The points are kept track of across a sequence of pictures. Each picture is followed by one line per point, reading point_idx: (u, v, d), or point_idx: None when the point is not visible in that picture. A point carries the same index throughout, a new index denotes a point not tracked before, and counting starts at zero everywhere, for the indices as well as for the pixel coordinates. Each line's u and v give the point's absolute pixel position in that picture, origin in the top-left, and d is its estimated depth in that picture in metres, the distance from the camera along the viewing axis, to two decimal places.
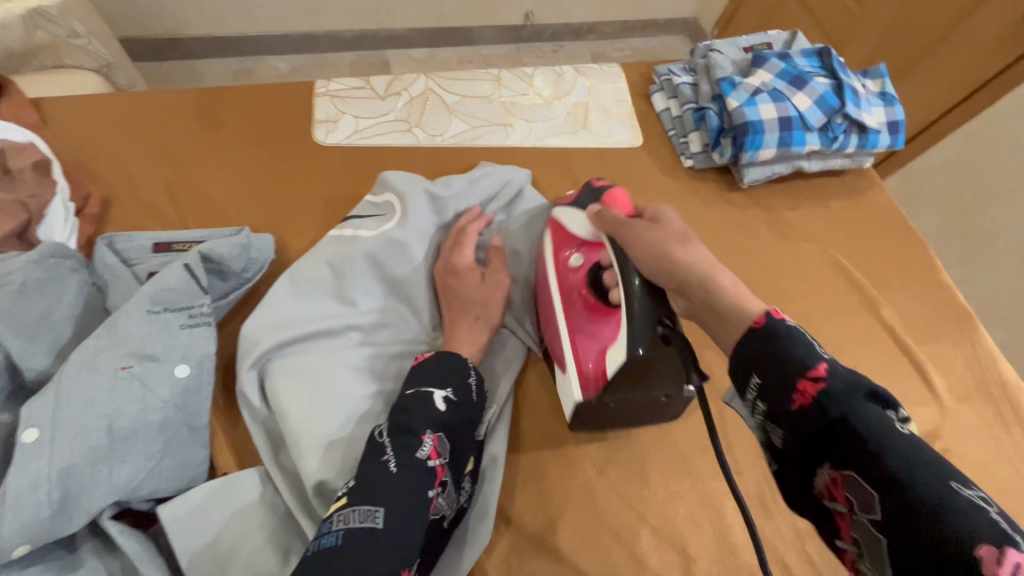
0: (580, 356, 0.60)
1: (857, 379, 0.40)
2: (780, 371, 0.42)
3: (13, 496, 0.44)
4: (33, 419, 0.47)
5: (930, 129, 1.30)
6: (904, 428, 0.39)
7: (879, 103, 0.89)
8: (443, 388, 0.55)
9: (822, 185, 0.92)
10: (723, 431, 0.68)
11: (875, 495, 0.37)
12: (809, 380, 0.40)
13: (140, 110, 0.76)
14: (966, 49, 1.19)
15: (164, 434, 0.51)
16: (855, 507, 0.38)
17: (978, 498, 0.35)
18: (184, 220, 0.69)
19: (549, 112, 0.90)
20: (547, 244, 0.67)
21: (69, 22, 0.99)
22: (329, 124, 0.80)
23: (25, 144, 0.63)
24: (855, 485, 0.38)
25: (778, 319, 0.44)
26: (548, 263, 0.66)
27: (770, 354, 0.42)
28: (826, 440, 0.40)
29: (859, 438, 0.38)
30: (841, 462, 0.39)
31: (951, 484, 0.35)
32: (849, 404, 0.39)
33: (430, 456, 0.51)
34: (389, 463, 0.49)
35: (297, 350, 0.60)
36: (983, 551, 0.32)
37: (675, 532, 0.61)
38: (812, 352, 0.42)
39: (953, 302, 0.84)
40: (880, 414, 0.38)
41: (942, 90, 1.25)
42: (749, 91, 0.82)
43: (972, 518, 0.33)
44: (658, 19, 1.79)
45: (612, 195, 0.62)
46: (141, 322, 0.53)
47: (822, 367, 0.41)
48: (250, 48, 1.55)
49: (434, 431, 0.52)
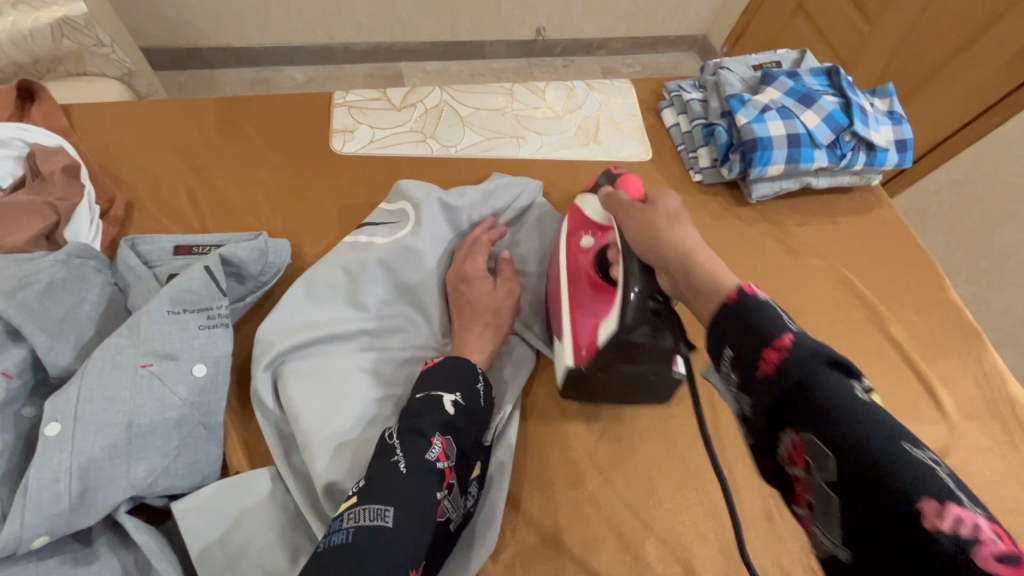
0: (576, 327, 0.61)
1: (821, 347, 0.37)
2: (745, 339, 0.39)
3: (35, 488, 0.45)
4: (56, 414, 0.48)
5: (939, 149, 1.31)
6: (866, 395, 0.35)
7: (887, 122, 0.90)
8: (452, 392, 0.55)
9: (830, 201, 0.93)
10: (729, 444, 0.68)
11: (831, 455, 0.33)
12: (774, 347, 0.37)
13: (164, 117, 0.78)
14: (976, 69, 1.20)
15: (181, 431, 0.52)
16: (812, 470, 0.35)
17: (928, 459, 0.31)
18: (203, 224, 0.71)
19: (560, 125, 0.92)
20: (564, 229, 0.69)
21: (95, 31, 1.03)
22: (346, 134, 0.82)
23: (55, 149, 0.66)
24: (813, 448, 0.34)
25: (750, 293, 0.41)
26: (562, 245, 0.68)
27: (738, 321, 0.40)
28: (785, 405, 0.36)
29: (819, 401, 0.34)
30: (799, 424, 0.35)
31: (902, 445, 0.32)
32: (811, 369, 0.35)
33: (439, 459, 0.51)
34: (398, 464, 0.50)
35: (310, 353, 0.61)
36: (924, 505, 0.29)
37: (680, 543, 0.61)
38: (777, 319, 0.38)
39: (962, 320, 0.84)
40: (841, 381, 0.35)
41: (951, 110, 1.26)
42: (758, 108, 0.84)
43: (924, 476, 0.30)
44: (668, 36, 1.83)
45: (623, 180, 0.62)
46: (162, 322, 0.54)
47: (788, 334, 0.37)
48: (268, 59, 1.59)
49: (443, 434, 0.53)
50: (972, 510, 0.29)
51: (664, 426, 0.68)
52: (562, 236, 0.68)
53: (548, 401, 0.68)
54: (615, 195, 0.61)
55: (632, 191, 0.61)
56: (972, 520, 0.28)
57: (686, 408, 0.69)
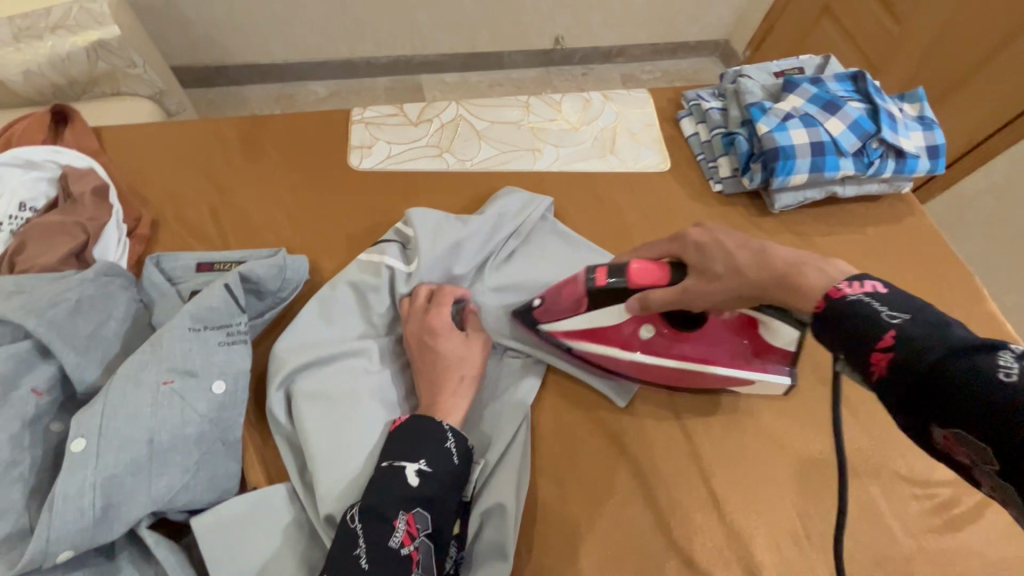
0: (740, 357, 0.62)
1: (936, 336, 0.36)
2: (852, 347, 0.40)
3: (61, 502, 0.46)
4: (82, 430, 0.49)
5: (975, 152, 1.26)
6: (1017, 368, 0.33)
7: (917, 127, 0.86)
8: (416, 461, 0.54)
9: (859, 209, 0.90)
10: (755, 463, 0.66)
11: (988, 447, 0.33)
12: (880, 352, 0.38)
13: (187, 137, 0.81)
14: (1015, 69, 1.15)
15: (200, 447, 0.53)
16: (975, 459, 0.35)
17: None
18: (225, 241, 0.73)
19: (576, 137, 0.92)
20: (608, 352, 0.65)
21: (128, 54, 1.06)
22: (363, 150, 0.83)
23: (86, 170, 0.69)
24: (968, 442, 0.35)
25: (839, 297, 0.42)
26: (636, 357, 0.64)
27: (839, 328, 0.41)
28: (919, 400, 0.36)
29: (953, 392, 0.34)
30: (942, 420, 0.35)
31: None
32: (929, 363, 0.36)
33: (403, 542, 0.50)
34: (360, 558, 0.49)
35: (317, 372, 0.61)
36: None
37: (702, 566, 0.60)
38: (877, 319, 0.39)
39: (1002, 332, 0.81)
40: (975, 367, 0.34)
41: (988, 113, 1.22)
42: (779, 116, 0.82)
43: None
44: (688, 41, 1.81)
45: (643, 278, 0.57)
46: (183, 339, 0.55)
47: (889, 334, 0.38)
48: (290, 74, 1.63)
49: (407, 510, 0.51)
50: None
51: (685, 443, 0.66)
52: (622, 355, 0.64)
53: (565, 418, 0.67)
54: (661, 285, 0.56)
55: (652, 271, 0.57)
56: None
57: (708, 426, 0.67)
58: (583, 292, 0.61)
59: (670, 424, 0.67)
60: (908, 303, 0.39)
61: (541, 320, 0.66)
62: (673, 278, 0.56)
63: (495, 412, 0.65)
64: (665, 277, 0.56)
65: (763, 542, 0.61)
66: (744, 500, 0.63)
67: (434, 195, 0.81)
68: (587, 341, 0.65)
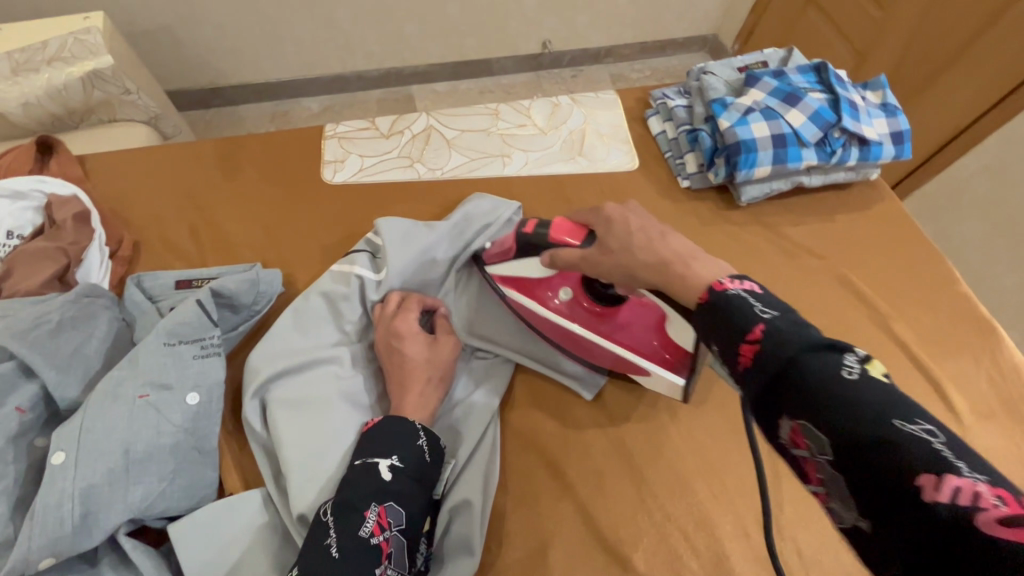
0: (645, 351, 0.65)
1: (797, 332, 0.38)
2: (725, 335, 0.41)
3: (42, 513, 0.49)
4: (61, 444, 0.52)
5: (963, 135, 1.26)
6: (857, 368, 0.36)
7: (880, 115, 0.87)
8: (388, 456, 0.55)
9: (830, 198, 0.91)
10: (722, 451, 0.67)
11: (828, 439, 0.34)
12: (748, 342, 0.39)
13: (166, 160, 0.84)
14: (997, 51, 1.16)
15: (175, 456, 0.55)
16: (813, 452, 0.36)
17: (922, 432, 0.32)
18: (203, 258, 0.76)
19: (545, 141, 0.94)
20: (526, 303, 0.70)
21: (122, 82, 1.11)
22: (336, 164, 0.86)
23: (68, 197, 0.72)
24: (811, 434, 0.35)
25: (721, 290, 0.43)
26: (547, 314, 0.69)
27: (714, 319, 0.42)
28: (777, 393, 0.37)
29: (804, 384, 0.36)
30: (793, 410, 0.36)
31: (893, 421, 0.33)
32: (787, 355, 0.37)
33: (373, 533, 0.51)
34: (331, 548, 0.50)
35: (289, 379, 0.64)
36: (922, 479, 0.30)
37: (669, 555, 0.61)
38: (750, 312, 0.40)
39: (974, 314, 0.82)
40: (827, 363, 0.36)
41: (971, 96, 1.22)
42: (740, 110, 0.83)
43: (918, 450, 0.31)
44: (676, 38, 1.83)
45: (559, 235, 0.60)
46: (158, 354, 0.58)
47: (759, 326, 0.39)
48: (286, 93, 1.67)
49: (378, 503, 0.53)
50: (971, 476, 0.30)
51: (652, 436, 0.68)
52: (536, 308, 0.69)
53: (533, 416, 0.69)
54: (572, 244, 0.59)
55: (570, 230, 0.60)
56: (972, 489, 0.29)
57: (674, 417, 0.69)
58: (513, 242, 0.67)
59: (637, 417, 0.69)
60: (778, 302, 0.41)
61: (485, 261, 0.73)
62: (584, 242, 0.58)
63: (467, 410, 0.67)
64: (577, 240, 0.59)
65: (730, 530, 0.63)
66: (712, 488, 0.65)
67: (405, 205, 0.83)
68: (513, 289, 0.71)
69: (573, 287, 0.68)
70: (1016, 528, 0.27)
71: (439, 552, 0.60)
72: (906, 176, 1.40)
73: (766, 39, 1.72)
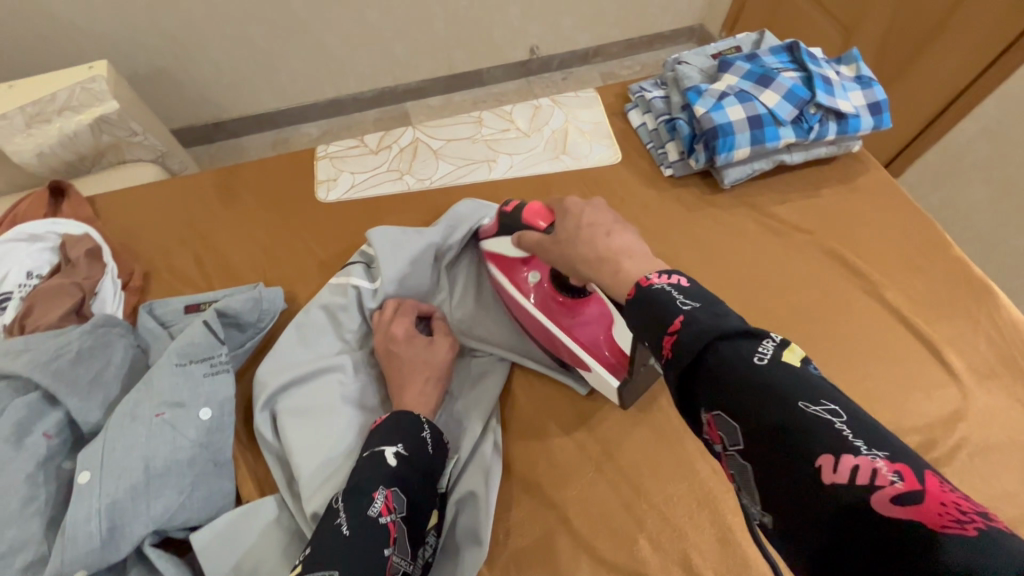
0: (592, 347, 0.66)
1: (715, 321, 0.39)
2: (652, 333, 0.42)
3: (71, 530, 0.52)
4: (87, 463, 0.55)
5: (959, 101, 1.26)
6: (770, 354, 0.37)
7: (856, 87, 0.88)
8: (394, 444, 0.58)
9: (814, 174, 0.92)
10: None
11: (740, 428, 0.35)
12: (670, 334, 0.40)
13: (168, 193, 0.88)
14: (982, 13, 1.15)
15: (193, 469, 0.59)
16: (727, 444, 0.37)
17: (825, 413, 0.33)
18: (210, 283, 0.80)
19: (528, 143, 0.96)
20: (501, 277, 0.74)
21: (128, 124, 1.17)
22: (329, 183, 0.90)
23: (81, 235, 0.76)
24: (725, 424, 0.36)
25: (647, 285, 0.44)
26: (512, 292, 0.72)
27: (644, 315, 0.43)
28: (696, 384, 0.38)
29: (717, 373, 0.37)
30: (710, 401, 0.37)
31: (798, 403, 0.34)
32: (703, 346, 0.38)
33: (382, 513, 0.53)
34: (342, 527, 0.52)
35: (297, 390, 0.67)
36: (822, 461, 0.32)
37: (673, 534, 0.63)
38: (672, 306, 0.41)
39: (968, 275, 0.83)
40: (740, 351, 0.37)
41: (961, 59, 1.22)
42: (715, 96, 0.85)
43: (821, 431, 0.33)
44: (663, 31, 1.87)
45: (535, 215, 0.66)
46: (171, 375, 0.62)
47: (679, 317, 0.40)
48: (286, 121, 1.73)
49: (386, 487, 0.55)
50: (869, 454, 0.31)
51: (649, 419, 0.70)
52: (507, 285, 0.73)
53: (530, 408, 0.71)
54: (539, 230, 0.65)
55: (542, 217, 0.66)
56: (868, 467, 0.31)
57: (670, 399, 0.71)
58: (497, 223, 0.73)
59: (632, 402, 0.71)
60: (700, 293, 0.42)
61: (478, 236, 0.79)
62: (548, 228, 0.64)
63: (467, 408, 0.70)
64: (542, 225, 0.65)
65: (733, 506, 0.64)
66: (711, 467, 0.67)
67: (398, 217, 0.86)
68: (492, 265, 0.75)
69: (543, 274, 0.70)
70: (908, 504, 0.29)
71: (447, 544, 0.63)
72: (905, 146, 1.40)
73: (752, 23, 1.74)
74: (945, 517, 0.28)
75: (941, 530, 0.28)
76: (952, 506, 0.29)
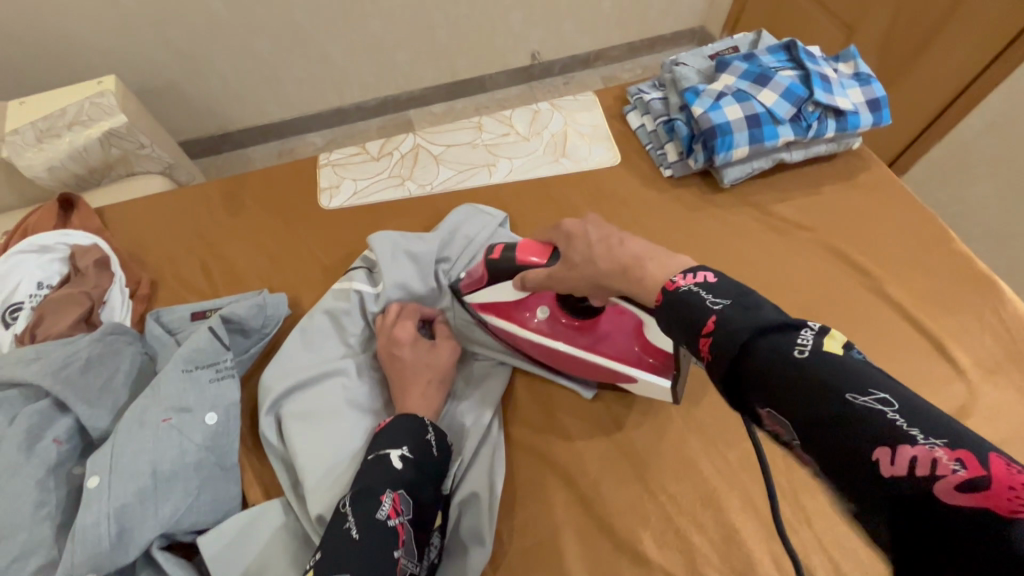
0: (631, 358, 0.65)
1: (748, 317, 0.38)
2: (687, 334, 0.41)
3: (81, 533, 0.53)
4: (95, 468, 0.56)
5: (964, 96, 1.25)
6: (811, 345, 0.35)
7: (854, 84, 0.88)
8: (399, 447, 0.58)
9: (814, 171, 0.92)
10: (720, 429, 0.69)
11: (793, 425, 0.35)
12: (704, 336, 0.39)
13: (175, 203, 0.90)
14: (988, 8, 1.14)
15: (199, 473, 0.60)
16: (788, 437, 0.36)
17: (877, 404, 0.32)
18: (215, 291, 0.81)
19: (527, 147, 0.97)
20: (507, 326, 0.71)
21: (136, 137, 1.18)
22: (332, 190, 0.91)
23: (90, 245, 0.78)
24: (779, 419, 0.36)
25: (672, 288, 0.44)
26: (525, 334, 0.70)
27: (674, 317, 0.43)
28: (739, 385, 0.37)
29: (759, 372, 0.36)
30: (759, 399, 0.36)
31: (846, 396, 0.33)
32: (738, 347, 0.37)
33: (390, 515, 0.54)
34: (351, 530, 0.52)
35: (301, 395, 0.67)
36: (878, 454, 0.31)
37: (678, 533, 0.63)
38: (703, 305, 0.40)
39: (973, 270, 0.82)
40: (779, 347, 0.36)
41: (965, 55, 1.21)
42: (712, 96, 0.85)
43: (873, 424, 0.32)
44: (664, 33, 1.88)
45: (526, 250, 0.64)
46: (177, 380, 0.62)
47: (712, 318, 0.39)
48: (292, 131, 1.76)
49: (393, 490, 0.55)
50: (927, 443, 0.30)
51: (651, 419, 0.70)
52: (517, 330, 0.70)
53: (532, 409, 0.71)
54: (541, 266, 0.63)
55: (536, 251, 0.63)
56: (928, 457, 0.30)
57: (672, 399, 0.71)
58: (483, 271, 0.69)
59: (633, 402, 0.71)
60: (728, 288, 0.41)
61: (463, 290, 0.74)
62: (550, 261, 0.62)
63: (468, 410, 0.70)
64: (543, 260, 0.63)
65: (737, 505, 0.64)
66: (715, 465, 0.67)
67: (400, 222, 0.87)
68: (491, 313, 0.72)
69: (548, 305, 0.69)
70: (973, 491, 0.29)
71: (450, 545, 0.63)
72: (910, 143, 1.39)
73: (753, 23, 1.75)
74: (1015, 503, 0.27)
75: (1012, 517, 0.27)
76: (1022, 490, 0.27)
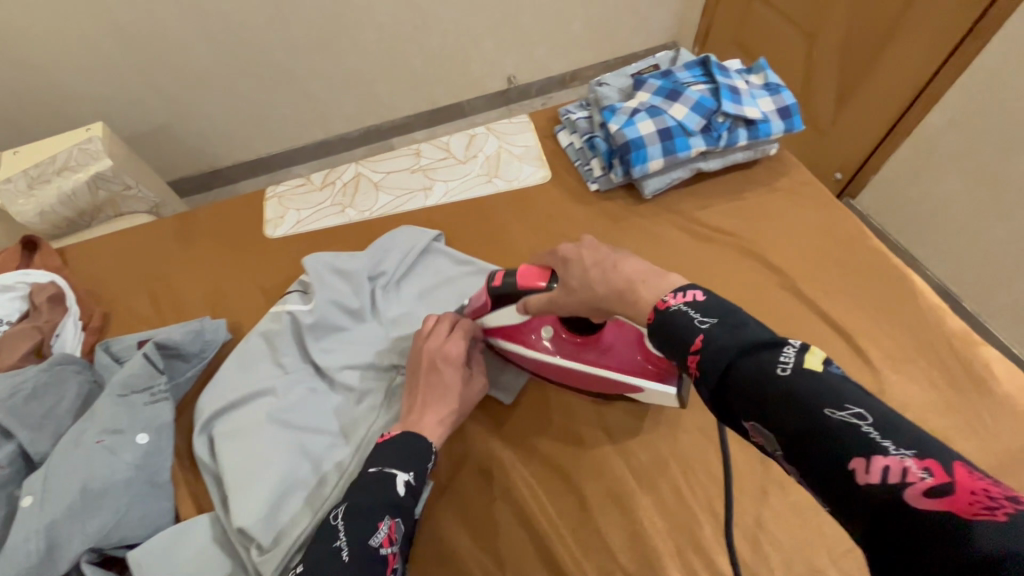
0: (635, 368, 0.67)
1: (734, 337, 0.41)
2: (677, 353, 0.44)
3: (11, 548, 0.57)
4: (31, 488, 0.61)
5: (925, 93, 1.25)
6: (793, 361, 0.38)
7: (764, 94, 0.93)
8: (404, 472, 0.59)
9: (736, 179, 0.96)
10: (629, 428, 0.72)
11: (775, 436, 0.37)
12: (693, 353, 0.42)
13: (131, 240, 0.96)
14: (935, 15, 1.17)
15: (129, 490, 0.64)
16: (770, 449, 0.38)
17: (852, 417, 0.34)
18: (163, 320, 0.86)
19: (463, 170, 1.02)
20: (516, 347, 0.74)
21: (122, 178, 1.25)
22: (276, 221, 0.96)
23: (46, 282, 0.84)
24: (763, 433, 0.38)
25: (664, 308, 0.46)
26: (537, 355, 0.72)
27: (663, 333, 0.45)
28: (726, 395, 0.40)
29: (744, 384, 0.38)
30: (744, 414, 0.38)
31: (825, 409, 0.35)
32: (725, 363, 0.40)
33: (383, 543, 0.54)
34: (342, 552, 0.52)
35: (233, 414, 0.72)
36: (854, 464, 0.33)
37: (586, 529, 0.66)
38: (691, 325, 0.43)
39: (889, 265, 0.85)
40: (764, 363, 0.38)
41: (913, 59, 1.23)
42: (627, 113, 0.89)
43: (848, 437, 0.34)
44: (636, 51, 1.95)
45: (525, 278, 0.66)
46: (112, 405, 0.67)
47: (700, 336, 0.42)
48: (275, 165, 1.81)
49: (390, 518, 0.56)
50: (898, 453, 0.32)
51: (564, 421, 0.73)
52: (528, 352, 0.72)
53: None
54: (542, 291, 0.65)
55: (535, 276, 0.65)
56: (900, 466, 0.32)
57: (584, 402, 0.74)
58: (487, 296, 0.70)
59: (546, 407, 0.75)
60: (716, 306, 0.44)
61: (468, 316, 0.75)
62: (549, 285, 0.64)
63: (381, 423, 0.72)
64: (543, 283, 0.65)
65: (645, 501, 0.67)
66: (624, 463, 0.69)
67: (339, 247, 0.92)
68: (502, 338, 0.74)
69: (553, 327, 0.71)
70: (940, 496, 0.30)
71: None
72: (877, 144, 1.38)
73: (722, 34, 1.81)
74: (976, 505, 0.29)
75: (974, 520, 0.29)
76: (982, 494, 0.30)
